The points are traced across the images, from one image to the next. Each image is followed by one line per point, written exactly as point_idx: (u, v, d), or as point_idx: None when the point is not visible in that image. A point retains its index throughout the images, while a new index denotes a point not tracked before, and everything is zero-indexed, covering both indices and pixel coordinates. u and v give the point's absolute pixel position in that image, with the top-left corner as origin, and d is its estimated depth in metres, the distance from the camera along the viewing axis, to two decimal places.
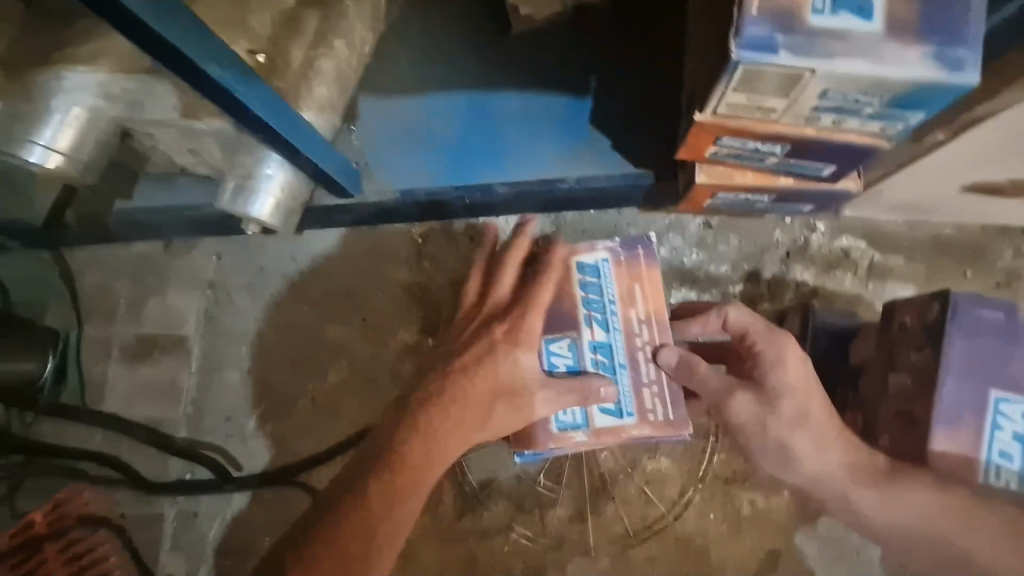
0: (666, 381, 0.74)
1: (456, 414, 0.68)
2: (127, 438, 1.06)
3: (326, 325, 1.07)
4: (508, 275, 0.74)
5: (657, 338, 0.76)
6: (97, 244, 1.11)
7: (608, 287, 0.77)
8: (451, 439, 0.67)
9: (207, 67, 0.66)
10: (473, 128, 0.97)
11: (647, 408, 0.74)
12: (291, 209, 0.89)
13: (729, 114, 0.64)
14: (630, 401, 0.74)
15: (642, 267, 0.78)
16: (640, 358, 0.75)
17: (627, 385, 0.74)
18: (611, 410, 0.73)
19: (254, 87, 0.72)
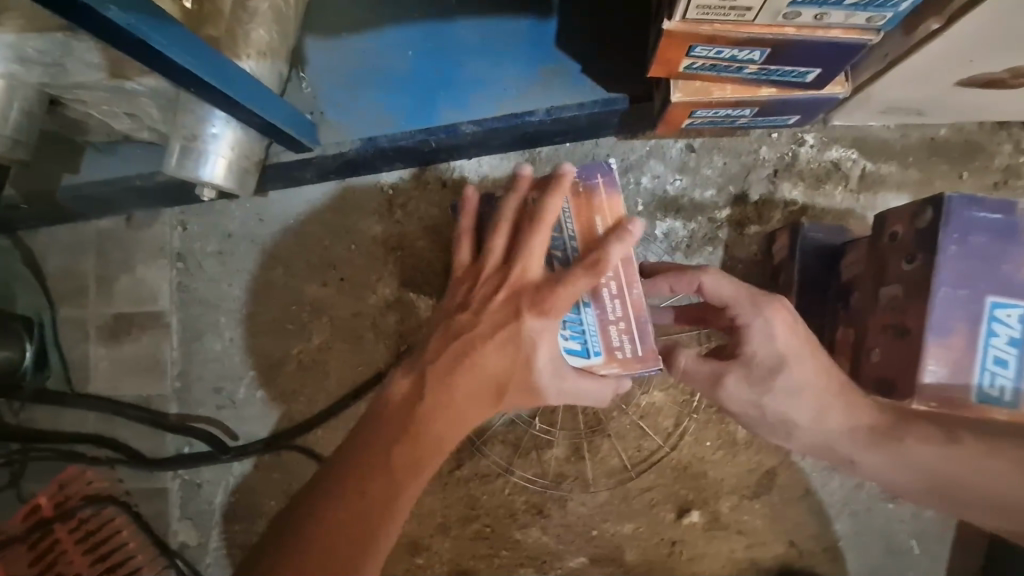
0: (634, 315, 0.66)
1: (468, 394, 0.61)
2: (119, 418, 1.05)
3: (303, 288, 1.04)
4: (500, 239, 0.65)
5: (623, 277, 0.66)
6: (54, 224, 1.06)
7: (567, 222, 0.67)
8: (468, 411, 0.62)
9: (108, 12, 0.57)
10: (430, 62, 0.90)
11: (614, 344, 0.66)
12: (245, 169, 0.85)
13: (700, 18, 0.58)
14: (597, 339, 0.66)
15: (602, 197, 0.67)
16: (605, 295, 0.66)
17: (593, 321, 0.66)
18: (576, 348, 0.66)
19: (173, 35, 0.64)
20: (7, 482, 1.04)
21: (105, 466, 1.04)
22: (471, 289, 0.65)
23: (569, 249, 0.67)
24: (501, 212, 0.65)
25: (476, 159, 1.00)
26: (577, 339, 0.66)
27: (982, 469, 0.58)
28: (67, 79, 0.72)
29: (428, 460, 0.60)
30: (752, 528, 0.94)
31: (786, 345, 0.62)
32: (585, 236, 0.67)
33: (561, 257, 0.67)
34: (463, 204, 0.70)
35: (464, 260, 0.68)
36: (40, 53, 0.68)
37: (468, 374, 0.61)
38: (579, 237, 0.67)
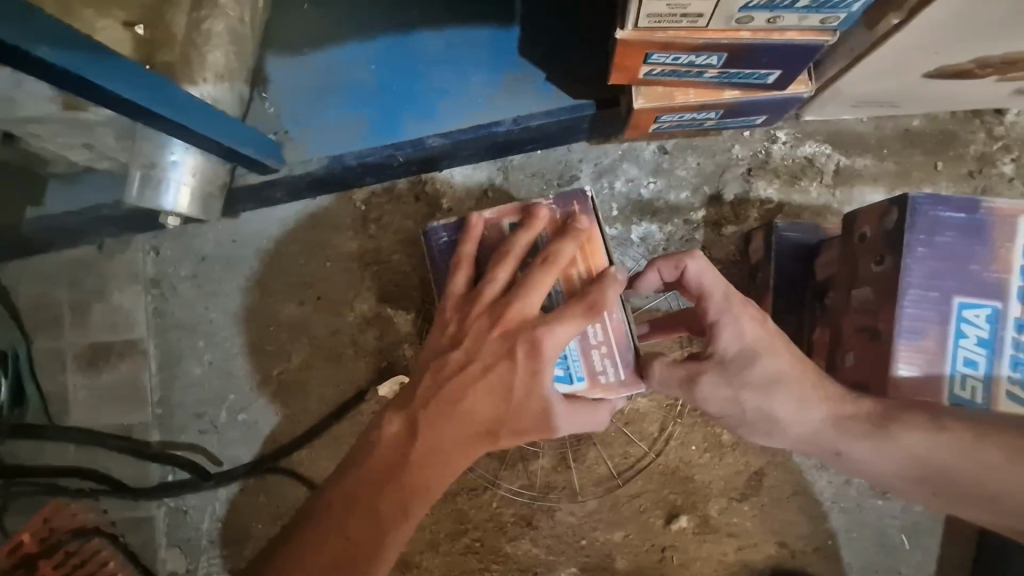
0: (616, 339, 0.66)
1: (461, 435, 0.61)
2: (100, 448, 1.04)
3: (280, 309, 1.03)
4: (502, 274, 0.64)
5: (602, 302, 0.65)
6: (26, 255, 1.05)
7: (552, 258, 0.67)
8: (461, 453, 0.61)
9: (38, 50, 0.55)
10: (393, 76, 0.88)
11: (597, 369, 0.65)
12: (209, 195, 0.84)
13: (653, 26, 0.57)
14: (579, 363, 0.65)
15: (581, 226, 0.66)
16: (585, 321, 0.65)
17: (575, 348, 0.65)
18: (559, 375, 0.65)
19: (114, 68, 0.63)
20: None
21: (89, 498, 1.03)
22: (462, 321, 0.63)
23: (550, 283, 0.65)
24: (510, 248, 0.64)
25: (448, 170, 0.99)
26: (559, 366, 0.65)
27: (983, 464, 0.56)
28: (20, 112, 0.71)
29: (417, 505, 0.59)
30: (742, 529, 0.94)
31: (756, 338, 0.62)
32: (569, 270, 0.66)
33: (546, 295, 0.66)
34: (468, 230, 0.67)
35: (459, 288, 0.65)
36: None
37: (465, 409, 0.61)
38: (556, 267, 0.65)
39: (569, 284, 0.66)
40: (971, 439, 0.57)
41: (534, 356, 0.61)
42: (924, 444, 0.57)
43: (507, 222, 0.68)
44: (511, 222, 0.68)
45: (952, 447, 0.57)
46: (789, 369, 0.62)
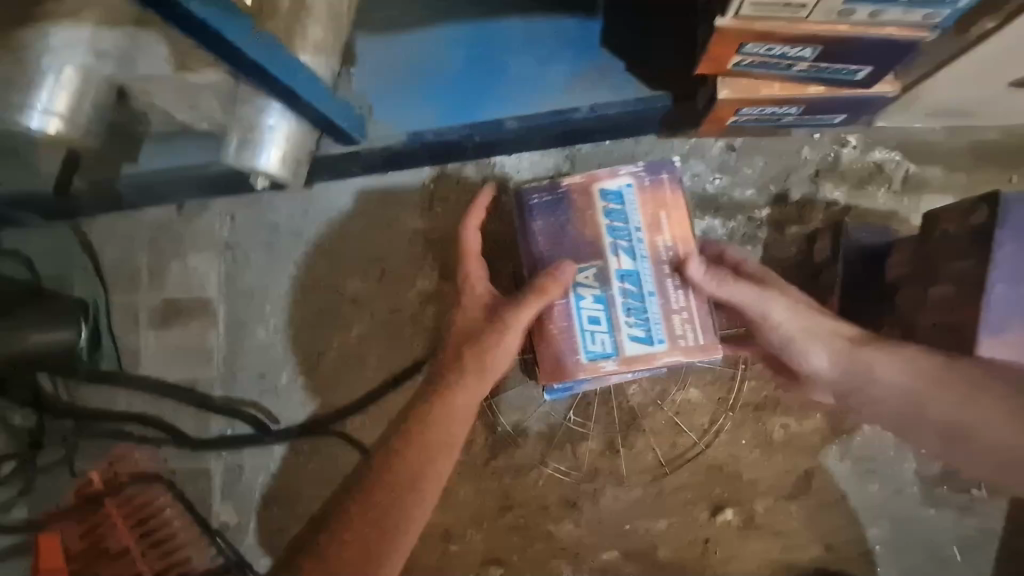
0: (696, 309, 0.75)
1: (461, 387, 0.73)
2: (166, 399, 1.10)
3: (344, 279, 1.07)
4: (582, 234, 0.77)
5: (685, 271, 0.76)
6: (112, 213, 1.11)
7: (634, 212, 0.77)
8: (463, 396, 0.72)
9: (191, 7, 0.64)
10: (476, 59, 0.92)
11: (677, 333, 0.75)
12: (299, 159, 0.87)
13: (754, 15, 0.59)
14: (660, 327, 0.75)
15: (666, 193, 0.78)
16: (669, 286, 0.76)
17: (657, 312, 0.75)
18: (639, 335, 0.75)
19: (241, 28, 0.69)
20: (62, 457, 1.10)
21: (151, 445, 1.09)
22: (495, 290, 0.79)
23: (635, 240, 0.77)
24: (609, 210, 0.77)
25: (518, 156, 1.02)
26: (640, 326, 0.75)
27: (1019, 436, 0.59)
28: None
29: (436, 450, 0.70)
30: (788, 529, 0.94)
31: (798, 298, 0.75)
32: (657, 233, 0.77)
33: (625, 245, 0.77)
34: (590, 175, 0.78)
35: (550, 227, 0.78)
36: (116, 47, 0.74)
37: (541, 337, 0.75)
38: (644, 229, 0.77)
39: (653, 251, 0.77)
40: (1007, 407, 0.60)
41: (581, 291, 0.76)
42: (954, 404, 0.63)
43: (597, 187, 0.78)
44: (601, 187, 0.78)
45: (984, 415, 0.61)
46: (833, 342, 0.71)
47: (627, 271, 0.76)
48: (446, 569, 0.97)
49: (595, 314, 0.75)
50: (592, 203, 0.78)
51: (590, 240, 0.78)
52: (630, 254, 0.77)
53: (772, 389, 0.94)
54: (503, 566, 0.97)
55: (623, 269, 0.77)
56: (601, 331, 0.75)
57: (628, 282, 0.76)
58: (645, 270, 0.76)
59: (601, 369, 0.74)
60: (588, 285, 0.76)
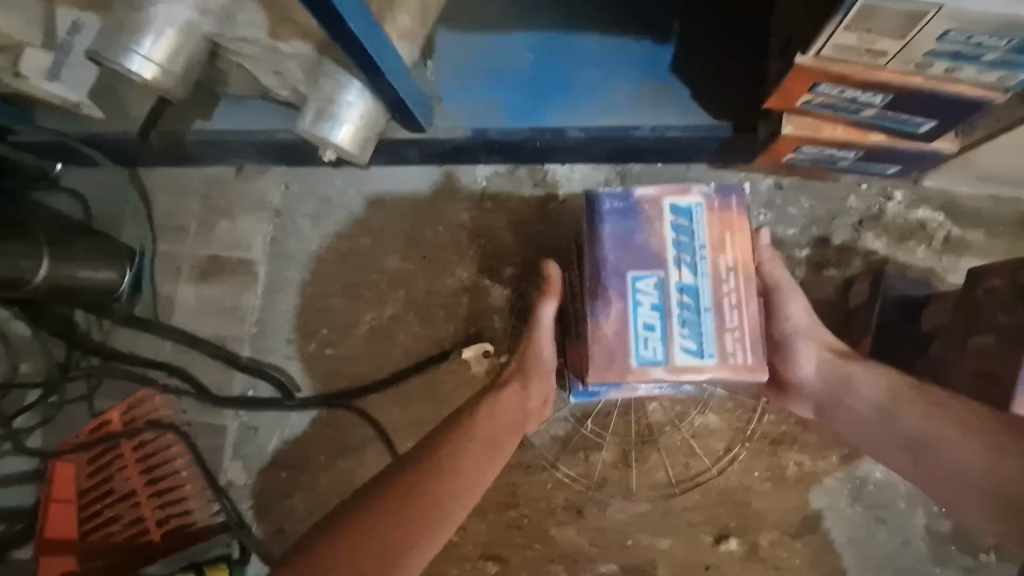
0: (749, 329, 0.75)
1: (510, 402, 0.84)
2: (194, 351, 1.12)
3: (385, 259, 1.10)
4: (649, 242, 0.76)
5: (743, 291, 0.76)
6: (172, 165, 1.15)
7: (701, 231, 0.76)
8: (509, 407, 0.84)
9: None
10: (548, 68, 0.95)
11: (728, 351, 0.74)
12: (368, 137, 0.91)
13: (834, 57, 0.62)
14: (712, 342, 0.74)
15: (733, 215, 0.77)
16: (725, 304, 0.75)
17: (711, 328, 0.74)
18: (691, 348, 0.74)
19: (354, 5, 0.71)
20: (83, 394, 1.11)
21: (172, 395, 1.10)
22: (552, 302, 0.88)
23: (698, 257, 0.76)
24: (679, 225, 0.76)
25: (570, 166, 1.05)
26: (692, 338, 0.74)
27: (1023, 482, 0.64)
28: (234, 30, 0.82)
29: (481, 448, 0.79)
30: (790, 567, 0.94)
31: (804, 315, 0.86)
32: (722, 253, 0.76)
33: (688, 261, 0.76)
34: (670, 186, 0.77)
35: (615, 235, 0.76)
36: (219, 6, 0.81)
37: (595, 337, 0.74)
38: (708, 247, 0.76)
39: (713, 269, 0.76)
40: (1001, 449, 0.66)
41: (640, 299, 0.75)
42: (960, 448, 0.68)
43: (668, 201, 0.77)
44: (671, 202, 0.77)
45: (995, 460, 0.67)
46: (822, 351, 0.82)
47: (686, 285, 0.75)
48: (444, 557, 0.98)
49: (651, 322, 0.74)
50: (662, 215, 0.77)
51: (654, 250, 0.76)
52: (691, 269, 0.76)
53: (791, 426, 0.95)
54: (500, 563, 0.97)
55: (683, 282, 0.75)
56: (654, 337, 0.74)
57: (686, 295, 0.75)
58: (704, 286, 0.75)
59: (649, 375, 0.73)
60: (647, 294, 0.75)
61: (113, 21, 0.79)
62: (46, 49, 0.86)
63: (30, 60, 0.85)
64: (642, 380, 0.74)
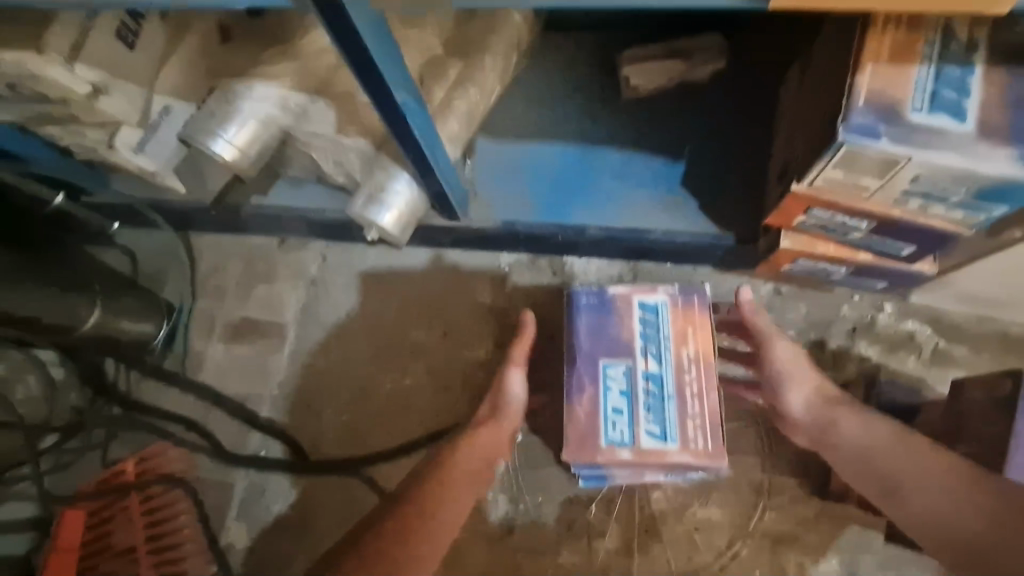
0: (709, 416, 0.80)
1: (488, 437, 0.89)
2: (214, 408, 1.16)
3: (408, 331, 1.17)
4: (617, 331, 0.84)
5: (703, 381, 0.81)
6: (222, 233, 1.25)
7: (665, 326, 0.83)
8: (487, 439, 0.89)
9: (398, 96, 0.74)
10: (571, 174, 1.08)
11: (688, 436, 0.79)
12: (408, 223, 1.02)
13: (824, 187, 0.73)
14: (674, 428, 0.80)
15: (696, 312, 0.83)
16: (687, 393, 0.81)
17: (673, 414, 0.80)
18: (654, 432, 0.79)
19: (423, 118, 0.82)
20: (100, 441, 1.15)
21: (188, 449, 1.13)
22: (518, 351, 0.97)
23: (663, 348, 0.83)
24: (643, 318, 0.84)
25: (587, 260, 1.15)
26: (656, 424, 0.80)
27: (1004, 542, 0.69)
28: (308, 125, 0.95)
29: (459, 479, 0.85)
30: None
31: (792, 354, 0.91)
32: (683, 345, 0.83)
33: (653, 351, 0.83)
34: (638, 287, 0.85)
35: (583, 324, 0.84)
36: (297, 106, 0.93)
37: (569, 417, 0.81)
38: (672, 339, 0.83)
39: (677, 360, 0.83)
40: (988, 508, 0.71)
41: (610, 385, 0.82)
42: (942, 510, 0.73)
43: (637, 299, 0.85)
44: (640, 299, 0.85)
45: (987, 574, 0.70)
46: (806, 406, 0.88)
47: (652, 373, 0.82)
48: None
49: (619, 407, 0.81)
50: (631, 311, 0.85)
51: (624, 340, 0.84)
52: (657, 358, 0.82)
53: (793, 524, 0.97)
54: None
55: (649, 370, 0.82)
56: (621, 421, 0.81)
57: (652, 383, 0.81)
58: (669, 375, 0.82)
59: (616, 457, 0.79)
60: (616, 380, 0.82)
61: (207, 108, 0.91)
62: (139, 128, 0.97)
63: (124, 137, 0.97)
64: (611, 461, 0.79)
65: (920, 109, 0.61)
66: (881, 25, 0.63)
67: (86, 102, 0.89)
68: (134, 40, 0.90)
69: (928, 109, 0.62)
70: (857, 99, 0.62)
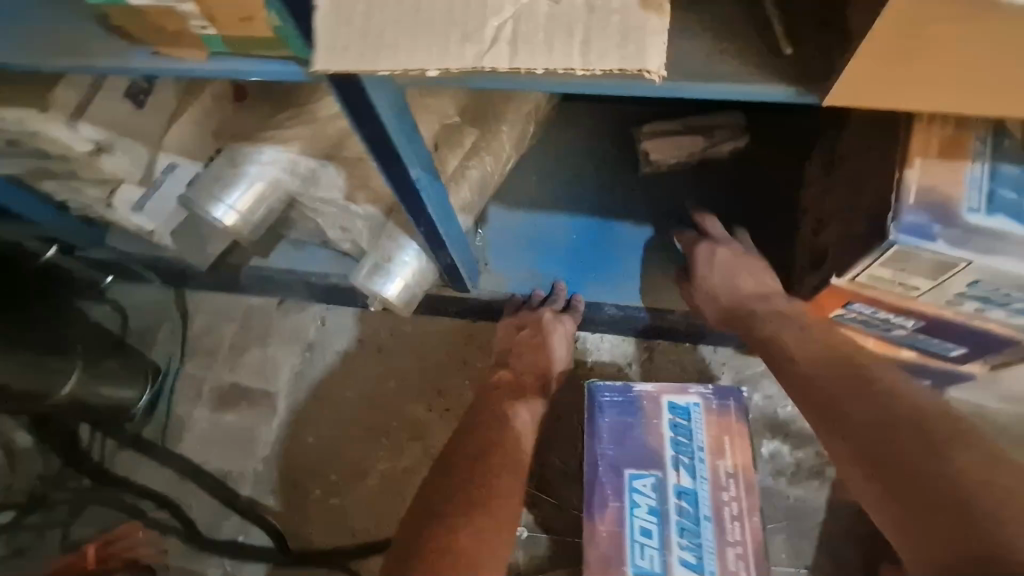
0: (751, 543, 0.73)
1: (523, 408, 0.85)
2: (192, 484, 1.07)
3: (407, 406, 1.09)
4: (644, 436, 0.78)
5: (743, 502, 0.75)
6: (216, 291, 1.18)
7: (699, 434, 0.78)
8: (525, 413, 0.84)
9: (412, 169, 0.69)
10: (586, 246, 1.04)
11: (729, 567, 0.72)
12: (416, 294, 0.96)
13: (867, 283, 0.67)
14: (713, 556, 0.73)
15: (733, 419, 0.78)
16: (726, 515, 0.74)
17: (711, 538, 0.73)
18: (690, 560, 0.72)
19: (434, 191, 0.76)
20: (61, 518, 1.05)
21: (158, 531, 1.04)
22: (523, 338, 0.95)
23: (696, 460, 0.77)
24: (671, 420, 0.78)
25: (600, 336, 1.07)
26: (692, 551, 0.73)
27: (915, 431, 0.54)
28: (316, 190, 0.91)
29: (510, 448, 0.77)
30: None
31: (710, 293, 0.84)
32: (719, 457, 0.77)
33: (686, 461, 0.76)
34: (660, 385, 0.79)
35: (608, 422, 0.78)
36: (307, 170, 0.88)
37: (590, 536, 0.74)
38: (707, 451, 0.77)
39: (713, 473, 0.77)
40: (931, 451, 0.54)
41: (637, 501, 0.75)
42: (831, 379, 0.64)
43: (667, 399, 0.79)
44: (671, 399, 0.79)
45: None
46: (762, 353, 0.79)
47: (685, 488, 0.76)
48: None
49: (647, 527, 0.74)
50: (661, 413, 0.78)
51: (653, 449, 0.77)
52: (691, 472, 0.76)
53: None
54: None
55: (682, 485, 0.76)
56: (650, 544, 0.73)
57: (685, 501, 0.75)
58: (704, 492, 0.75)
59: None
60: (644, 494, 0.75)
61: (216, 171, 0.85)
62: (140, 185, 0.93)
63: (124, 194, 0.93)
64: None
65: (978, 210, 0.56)
66: (930, 118, 0.59)
67: (87, 159, 0.86)
68: (145, 99, 0.86)
69: (987, 210, 0.57)
70: (907, 196, 0.58)
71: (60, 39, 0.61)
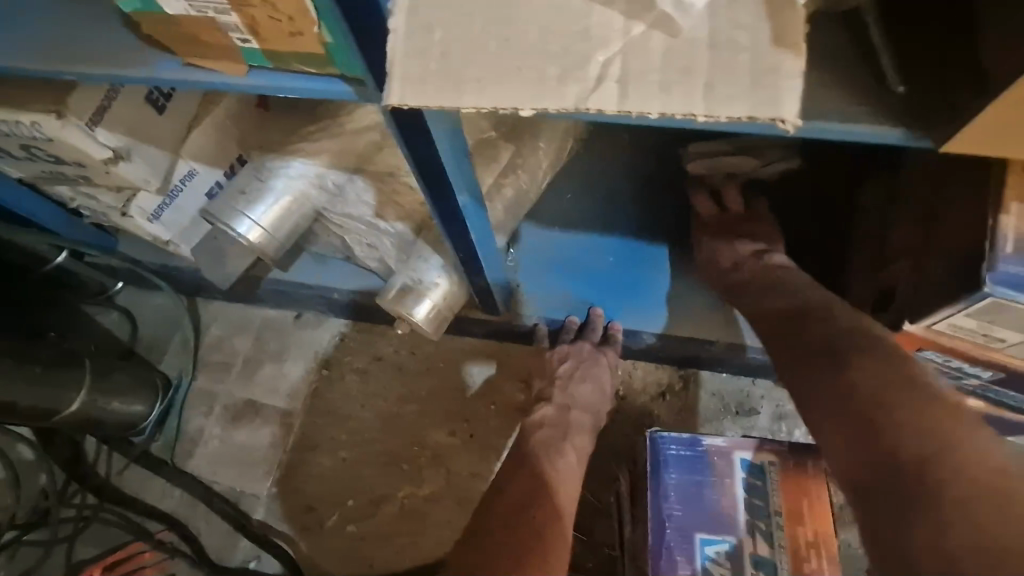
0: None
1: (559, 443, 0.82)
2: (202, 505, 1.02)
3: (429, 430, 1.04)
4: (716, 496, 0.74)
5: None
6: (231, 301, 1.14)
7: (774, 495, 0.74)
8: (564, 452, 0.80)
9: (459, 196, 0.65)
10: (621, 270, 0.99)
11: None
12: (445, 316, 0.91)
13: (945, 331, 0.63)
14: None
15: (810, 481, 0.75)
16: None
17: None
18: None
19: (478, 220, 0.72)
20: (65, 535, 1.02)
21: (165, 554, 1.00)
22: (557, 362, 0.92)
23: (774, 525, 0.72)
24: (746, 480, 0.74)
25: (633, 362, 1.03)
26: None
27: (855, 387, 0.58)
28: (343, 207, 0.86)
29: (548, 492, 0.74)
30: None
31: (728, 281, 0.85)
32: (795, 522, 0.73)
33: (762, 527, 0.72)
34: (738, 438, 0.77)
35: (669, 475, 0.75)
36: (335, 184, 0.84)
37: None
38: (784, 515, 0.73)
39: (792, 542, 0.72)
40: (854, 401, 0.59)
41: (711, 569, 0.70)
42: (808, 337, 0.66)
43: (739, 455, 0.76)
44: (741, 457, 0.76)
45: None
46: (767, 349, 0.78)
47: (763, 558, 0.71)
48: None
49: None
50: (733, 471, 0.75)
51: (725, 511, 0.73)
52: (768, 539, 0.72)
53: None
54: None
55: (759, 553, 0.71)
56: None
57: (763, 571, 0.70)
58: (783, 562, 0.71)
59: None
60: (718, 561, 0.71)
61: (239, 186, 0.82)
62: (158, 195, 0.87)
63: (140, 204, 0.87)
64: None
65: None
66: None
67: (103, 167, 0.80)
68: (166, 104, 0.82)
69: None
70: (1004, 245, 0.52)
71: (89, 43, 0.57)
